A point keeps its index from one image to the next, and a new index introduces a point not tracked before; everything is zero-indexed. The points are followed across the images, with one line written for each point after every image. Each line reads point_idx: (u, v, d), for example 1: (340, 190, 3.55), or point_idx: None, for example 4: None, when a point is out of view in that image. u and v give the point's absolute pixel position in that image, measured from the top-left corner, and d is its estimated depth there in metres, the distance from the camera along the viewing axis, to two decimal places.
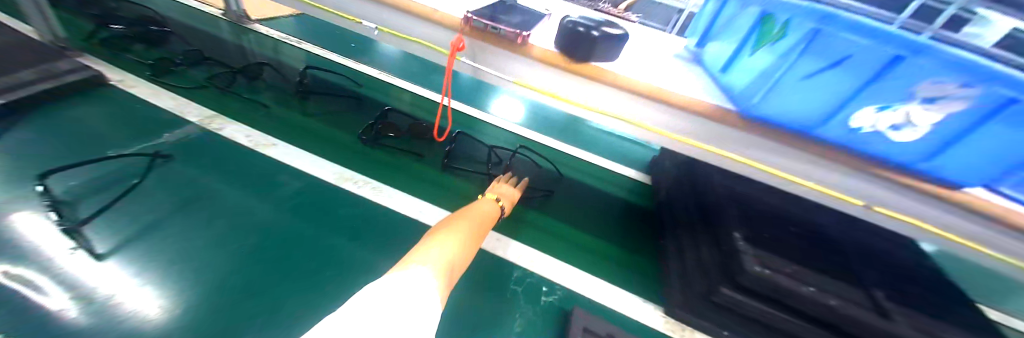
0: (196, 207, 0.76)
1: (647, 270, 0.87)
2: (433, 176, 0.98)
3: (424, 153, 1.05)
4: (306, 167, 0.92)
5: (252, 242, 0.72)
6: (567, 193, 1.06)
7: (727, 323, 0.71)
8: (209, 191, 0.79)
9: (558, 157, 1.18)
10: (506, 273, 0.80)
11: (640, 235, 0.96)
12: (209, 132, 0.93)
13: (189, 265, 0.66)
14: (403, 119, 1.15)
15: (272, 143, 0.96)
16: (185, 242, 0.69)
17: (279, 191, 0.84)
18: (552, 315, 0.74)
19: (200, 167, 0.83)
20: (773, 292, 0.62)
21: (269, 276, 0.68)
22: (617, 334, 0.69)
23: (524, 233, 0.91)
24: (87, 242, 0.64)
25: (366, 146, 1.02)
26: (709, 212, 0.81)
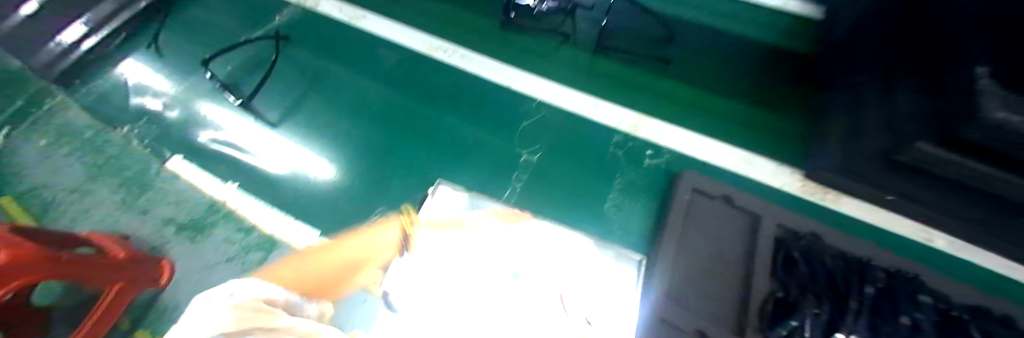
0: (321, 82, 0.83)
1: (789, 134, 0.74)
2: (535, 42, 0.89)
3: (571, 33, 0.89)
4: (396, 38, 0.91)
5: (373, 110, 0.79)
6: (702, 49, 0.86)
7: (903, 187, 0.56)
8: (326, 70, 0.85)
9: None
10: (608, 136, 0.76)
11: (780, 90, 0.80)
12: (308, 11, 0.96)
13: (332, 132, 0.76)
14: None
15: (361, 15, 0.95)
16: (324, 112, 0.78)
17: (377, 66, 0.86)
18: (656, 177, 0.70)
19: (309, 49, 0.89)
20: (1013, 149, 0.41)
21: (396, 144, 0.74)
22: (734, 195, 0.63)
23: (632, 97, 0.80)
24: (259, 114, 0.78)
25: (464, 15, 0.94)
26: (937, 29, 0.52)
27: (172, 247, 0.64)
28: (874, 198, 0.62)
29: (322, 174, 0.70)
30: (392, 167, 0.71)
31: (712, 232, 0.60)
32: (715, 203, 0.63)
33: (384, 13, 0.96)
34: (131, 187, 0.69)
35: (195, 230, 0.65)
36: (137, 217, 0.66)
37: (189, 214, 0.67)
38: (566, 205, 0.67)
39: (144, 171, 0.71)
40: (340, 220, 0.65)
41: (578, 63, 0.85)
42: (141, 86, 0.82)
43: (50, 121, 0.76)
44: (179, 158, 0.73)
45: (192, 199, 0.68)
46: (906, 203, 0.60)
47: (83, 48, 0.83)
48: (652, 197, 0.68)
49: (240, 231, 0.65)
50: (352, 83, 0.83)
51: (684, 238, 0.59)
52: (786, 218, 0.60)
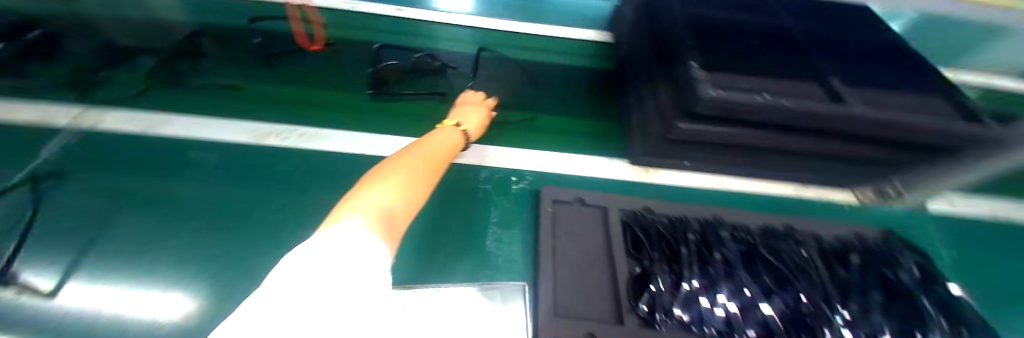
0: (134, 208, 0.69)
1: (616, 133, 0.91)
2: (392, 106, 0.92)
3: (447, 90, 0.95)
4: (227, 134, 0.82)
5: (213, 221, 0.68)
6: (539, 80, 1.01)
7: (689, 154, 0.74)
8: (135, 191, 0.71)
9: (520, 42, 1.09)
10: (474, 175, 0.79)
11: (600, 99, 0.98)
12: (93, 128, 0.80)
13: (161, 261, 0.61)
14: (355, 56, 1.01)
15: (179, 119, 0.84)
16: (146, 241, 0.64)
17: (205, 170, 0.75)
18: (525, 199, 0.77)
19: (104, 172, 0.73)
20: (729, 113, 0.60)
21: (254, 246, 0.65)
22: (585, 196, 0.73)
23: (490, 134, 0.88)
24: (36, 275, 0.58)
25: (312, 97, 0.92)
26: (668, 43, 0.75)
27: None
28: (679, 167, 0.79)
29: (144, 314, 0.54)
30: (233, 278, 0.60)
31: (576, 236, 0.67)
32: (574, 208, 0.72)
33: (212, 112, 0.86)
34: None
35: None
36: None
37: None
38: (445, 252, 0.66)
39: None
40: None
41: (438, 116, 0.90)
42: None
43: None
44: None
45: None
46: (702, 163, 0.77)
47: None
48: (525, 218, 0.73)
49: None
50: (181, 198, 0.71)
51: (556, 247, 0.65)
52: (625, 203, 0.71)
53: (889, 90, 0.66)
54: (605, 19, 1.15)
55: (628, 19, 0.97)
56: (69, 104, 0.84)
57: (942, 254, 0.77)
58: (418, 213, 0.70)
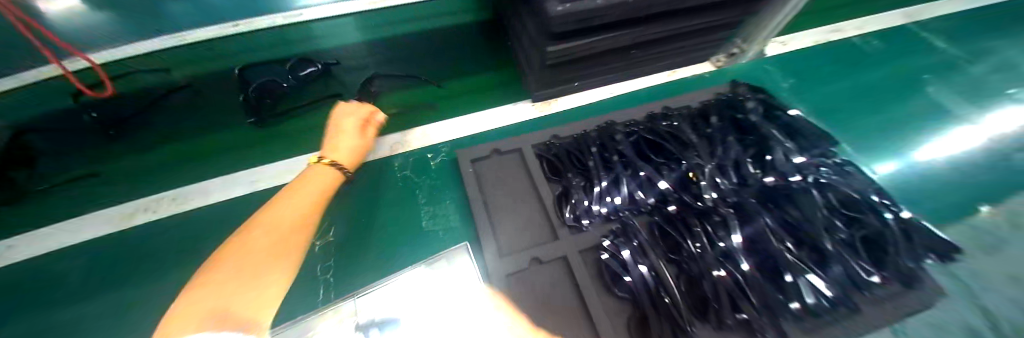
0: None
1: (509, 79, 0.94)
2: (274, 127, 0.81)
3: (343, 89, 0.88)
4: (79, 228, 0.67)
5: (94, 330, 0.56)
6: (418, 50, 0.97)
7: (572, 73, 0.80)
8: None
9: (383, 17, 1.00)
10: (388, 165, 0.79)
11: (485, 50, 0.98)
12: None
13: None
14: (212, 86, 0.85)
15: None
16: None
17: (65, 279, 0.61)
18: (448, 171, 0.78)
19: None
20: (586, 23, 0.64)
21: None
22: (500, 146, 0.77)
23: (393, 121, 0.86)
24: None
25: (171, 148, 0.77)
26: None
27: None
28: (570, 88, 0.86)
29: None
30: None
31: (502, 184, 0.72)
32: (493, 161, 0.76)
33: (39, 213, 0.68)
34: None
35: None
36: None
37: None
38: (384, 247, 0.66)
39: None
40: None
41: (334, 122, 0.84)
42: None
43: None
44: None
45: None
46: (588, 80, 0.86)
47: None
48: (454, 187, 0.76)
49: None
50: (47, 319, 0.57)
51: (489, 202, 0.69)
52: (534, 139, 0.77)
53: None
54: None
55: None
56: None
57: (783, 85, 0.97)
58: (341, 224, 0.68)
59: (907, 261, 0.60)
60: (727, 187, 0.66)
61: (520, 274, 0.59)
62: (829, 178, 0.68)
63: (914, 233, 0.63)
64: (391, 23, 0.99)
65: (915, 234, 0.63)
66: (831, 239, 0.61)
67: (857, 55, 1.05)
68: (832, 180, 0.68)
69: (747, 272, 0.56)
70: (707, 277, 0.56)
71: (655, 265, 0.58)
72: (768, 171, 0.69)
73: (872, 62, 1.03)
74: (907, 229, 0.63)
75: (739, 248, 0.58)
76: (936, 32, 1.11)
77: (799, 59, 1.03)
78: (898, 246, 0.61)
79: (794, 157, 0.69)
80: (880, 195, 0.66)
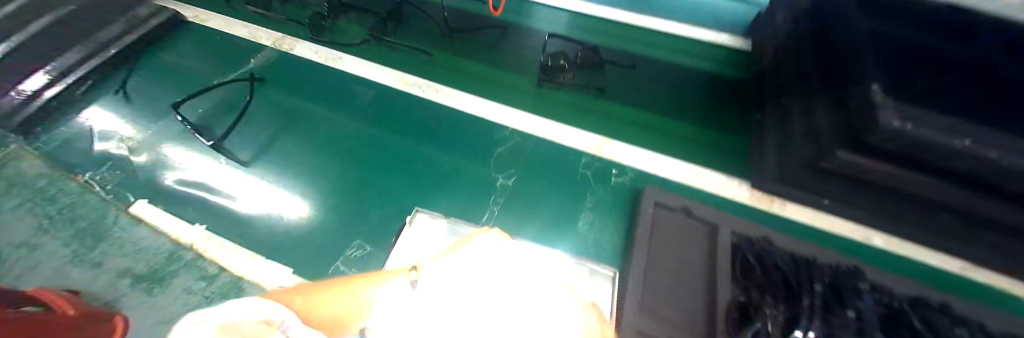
0: (299, 120, 0.85)
1: (733, 148, 0.83)
2: (509, 77, 0.96)
3: (603, 86, 0.94)
4: (374, 77, 0.95)
5: (353, 146, 0.81)
6: (654, 77, 0.96)
7: (831, 190, 0.65)
8: (301, 109, 0.88)
9: (635, 35, 1.05)
10: (575, 158, 0.81)
11: (723, 109, 0.89)
12: (281, 53, 1.01)
13: (314, 170, 0.76)
14: (506, 40, 1.04)
15: (336, 57, 1.00)
16: (302, 150, 0.79)
17: (352, 103, 0.90)
18: (624, 194, 0.75)
19: (283, 89, 0.92)
20: (912, 151, 0.51)
21: (377, 178, 0.75)
22: (692, 207, 0.69)
23: (599, 123, 0.87)
24: (231, 153, 0.78)
25: (446, 55, 1.01)
26: (835, 62, 0.65)
27: (125, 304, 0.56)
28: (814, 204, 0.70)
29: (293, 211, 0.69)
30: (362, 202, 0.71)
31: (676, 246, 0.64)
32: (676, 215, 0.68)
33: (360, 56, 1.00)
34: (83, 240, 0.63)
35: (154, 281, 0.60)
36: (89, 271, 0.60)
37: (148, 262, 0.62)
38: (534, 221, 0.69)
39: (99, 220, 0.66)
40: (306, 258, 0.63)
41: (554, 97, 0.92)
42: (105, 135, 0.80)
43: None
44: (144, 202, 0.70)
45: (152, 247, 0.64)
46: (845, 206, 0.67)
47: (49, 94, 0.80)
48: (621, 212, 0.72)
49: (209, 279, 0.60)
50: (331, 121, 0.86)
51: (653, 250, 0.63)
52: (738, 224, 0.66)
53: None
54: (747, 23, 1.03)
55: (779, 26, 0.86)
56: (267, 32, 1.07)
57: None
58: (516, 182, 0.75)
59: None
60: None
61: None
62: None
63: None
64: (650, 47, 1.03)
65: None
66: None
67: None
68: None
69: None
70: None
71: None
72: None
73: None
74: None
75: None
76: None
77: None
78: None
79: None
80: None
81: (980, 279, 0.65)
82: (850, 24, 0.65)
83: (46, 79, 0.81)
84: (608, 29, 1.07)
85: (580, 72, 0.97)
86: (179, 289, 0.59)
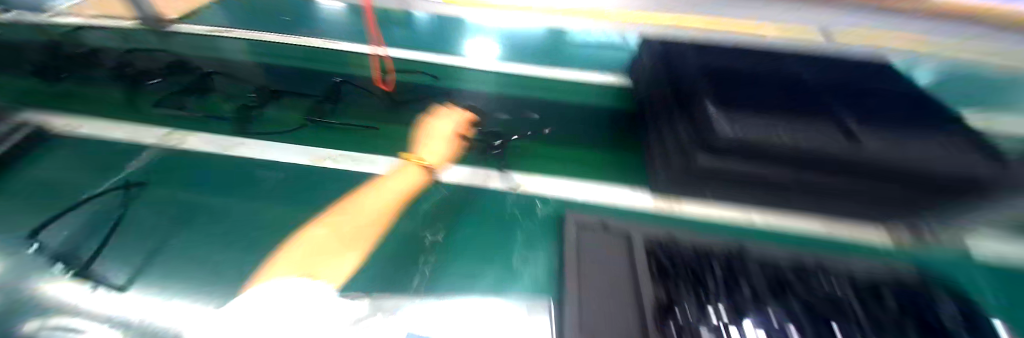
0: (192, 221, 0.77)
1: (635, 165, 0.94)
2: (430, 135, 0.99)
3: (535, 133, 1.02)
4: (285, 158, 0.92)
5: (264, 234, 0.75)
6: (560, 116, 1.09)
7: (706, 186, 0.78)
8: (196, 207, 0.80)
9: (540, 83, 1.19)
10: (501, 199, 0.84)
11: (620, 134, 1.04)
12: (174, 149, 0.93)
13: (209, 274, 0.67)
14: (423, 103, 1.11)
15: (242, 143, 0.96)
16: (194, 254, 0.71)
17: (257, 190, 0.84)
18: (550, 224, 0.80)
19: (176, 187, 0.84)
20: (746, 147, 0.65)
21: None
22: (608, 222, 0.76)
23: (519, 163, 0.94)
24: (102, 275, 0.66)
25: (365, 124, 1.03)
26: (682, 90, 0.83)
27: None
28: (701, 198, 0.82)
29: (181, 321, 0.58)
30: None
31: (603, 259, 0.69)
32: (597, 233, 0.74)
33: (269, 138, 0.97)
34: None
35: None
36: None
37: None
38: (467, 270, 0.69)
39: None
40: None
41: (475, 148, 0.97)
42: None
43: None
44: None
45: None
46: (725, 196, 0.80)
47: None
48: (549, 242, 0.76)
49: None
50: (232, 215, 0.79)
51: (580, 269, 0.67)
52: (648, 230, 0.74)
53: (898, 132, 0.69)
54: (623, 65, 1.24)
55: (643, 68, 1.08)
56: (156, 128, 0.99)
57: (996, 296, 0.71)
58: (445, 234, 0.76)
59: None
60: None
61: None
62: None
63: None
64: (554, 91, 1.17)
65: None
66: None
67: None
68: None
69: None
70: None
71: None
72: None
73: None
74: None
75: None
76: None
77: None
78: None
79: None
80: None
81: (842, 236, 0.79)
82: (688, 64, 0.85)
83: None
84: (516, 81, 1.19)
85: (515, 122, 1.05)
86: None
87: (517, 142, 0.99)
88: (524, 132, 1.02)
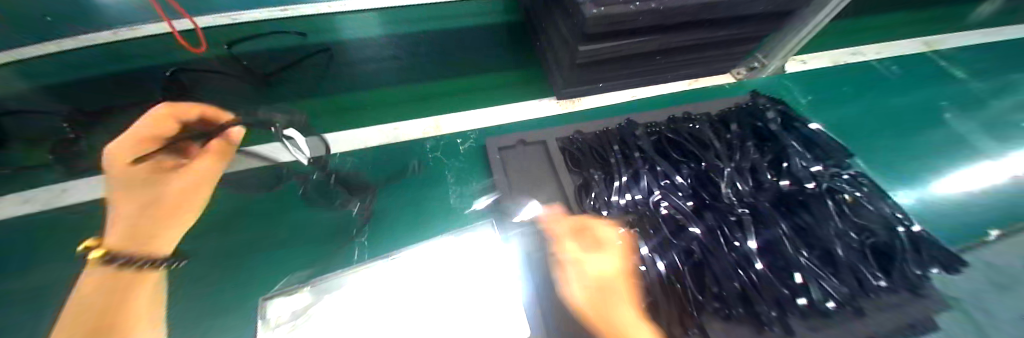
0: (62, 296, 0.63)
1: (536, 76, 0.99)
2: (320, 104, 0.88)
3: (433, 68, 0.96)
4: None
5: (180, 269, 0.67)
6: (453, 41, 1.01)
7: (596, 75, 0.85)
8: (59, 284, 0.64)
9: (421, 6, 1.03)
10: (420, 147, 0.84)
11: (515, 45, 1.03)
12: None
13: None
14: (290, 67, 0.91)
15: (67, 186, 0.73)
16: None
17: None
18: (475, 156, 0.83)
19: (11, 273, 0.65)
20: (615, 26, 0.70)
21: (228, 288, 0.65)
22: (525, 137, 0.81)
23: (427, 106, 0.92)
24: None
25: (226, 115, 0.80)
26: None
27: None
28: (596, 89, 0.91)
29: None
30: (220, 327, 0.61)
31: (527, 170, 0.77)
32: (517, 149, 0.80)
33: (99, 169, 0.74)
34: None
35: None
36: None
37: None
38: (412, 222, 0.73)
39: None
40: None
41: (376, 103, 0.90)
42: None
43: None
44: None
45: None
46: (614, 83, 0.91)
47: None
48: (478, 171, 0.81)
49: None
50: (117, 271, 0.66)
51: (510, 185, 0.74)
52: (558, 132, 0.82)
53: None
54: None
55: None
56: None
57: (800, 98, 0.98)
58: (377, 199, 0.75)
59: (912, 268, 0.62)
60: (745, 190, 0.69)
61: (540, 255, 0.64)
62: (842, 193, 0.69)
63: (923, 244, 0.64)
64: (440, 11, 1.03)
65: (925, 247, 0.64)
66: (842, 245, 0.63)
67: (877, 77, 1.04)
68: (847, 189, 0.70)
69: (760, 272, 0.59)
70: (721, 271, 0.59)
71: (669, 259, 0.61)
72: (785, 175, 0.72)
73: (895, 87, 1.02)
74: (917, 241, 0.64)
75: (754, 252, 0.61)
76: (954, 60, 1.11)
77: (819, 79, 1.03)
78: (905, 256, 0.63)
79: (809, 167, 0.73)
80: (898, 211, 0.68)
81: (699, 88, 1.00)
82: None
83: None
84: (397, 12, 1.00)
85: (408, 62, 0.97)
86: None
87: (419, 85, 0.94)
88: (422, 71, 0.96)
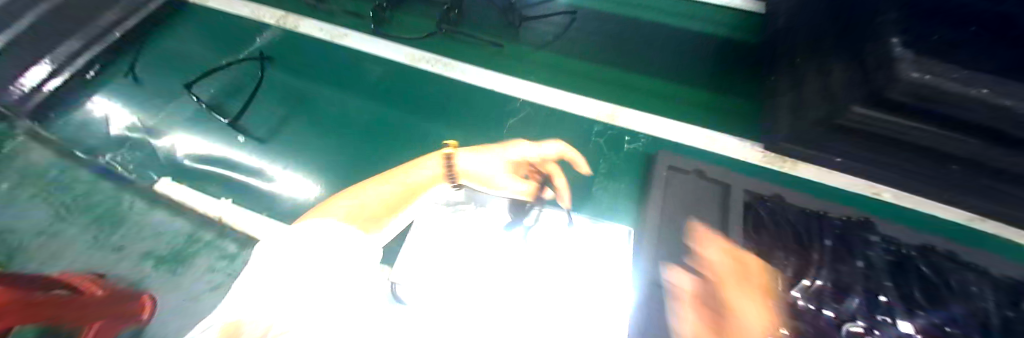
0: (311, 101, 0.87)
1: (748, 115, 0.83)
2: (521, 49, 0.94)
3: (635, 59, 0.92)
4: (382, 53, 0.94)
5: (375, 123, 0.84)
6: (667, 42, 0.95)
7: (841, 147, 0.66)
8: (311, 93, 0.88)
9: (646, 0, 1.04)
10: (588, 126, 0.81)
11: (735, 71, 0.89)
12: (287, 31, 0.98)
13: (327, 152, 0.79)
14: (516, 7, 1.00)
15: (343, 32, 0.97)
16: (314, 136, 0.81)
17: (363, 82, 0.90)
18: (636, 159, 0.77)
19: (289, 72, 0.91)
20: (931, 103, 0.49)
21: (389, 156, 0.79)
22: (705, 169, 0.70)
23: (613, 91, 0.87)
24: (247, 131, 0.81)
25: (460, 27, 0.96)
26: (856, 16, 0.62)
27: (150, 282, 0.65)
28: (825, 161, 0.72)
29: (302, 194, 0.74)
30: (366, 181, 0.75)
31: (694, 201, 0.66)
32: (690, 178, 0.69)
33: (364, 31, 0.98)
34: (107, 227, 0.71)
35: (176, 264, 0.68)
36: (111, 255, 0.68)
37: (167, 244, 0.70)
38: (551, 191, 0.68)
39: (115, 204, 0.73)
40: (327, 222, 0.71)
41: (568, 67, 0.91)
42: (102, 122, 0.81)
43: (12, 161, 0.75)
44: (166, 181, 0.74)
45: (169, 229, 0.72)
46: (858, 164, 0.69)
47: (48, 88, 0.80)
48: (634, 175, 0.75)
49: (249, 247, 0.70)
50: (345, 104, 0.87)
51: (665, 210, 0.64)
52: (751, 184, 0.67)
53: None
54: None
55: None
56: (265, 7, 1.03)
57: None
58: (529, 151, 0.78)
59: None
60: None
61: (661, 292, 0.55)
62: None
63: None
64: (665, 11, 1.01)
65: None
66: None
67: None
68: None
69: None
70: None
71: None
72: None
73: None
74: None
75: None
76: None
77: None
78: None
79: None
80: None
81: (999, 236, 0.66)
82: None
83: (47, 69, 0.80)
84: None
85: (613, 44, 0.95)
86: (200, 268, 0.67)
87: (613, 69, 0.90)
88: (623, 57, 0.92)
